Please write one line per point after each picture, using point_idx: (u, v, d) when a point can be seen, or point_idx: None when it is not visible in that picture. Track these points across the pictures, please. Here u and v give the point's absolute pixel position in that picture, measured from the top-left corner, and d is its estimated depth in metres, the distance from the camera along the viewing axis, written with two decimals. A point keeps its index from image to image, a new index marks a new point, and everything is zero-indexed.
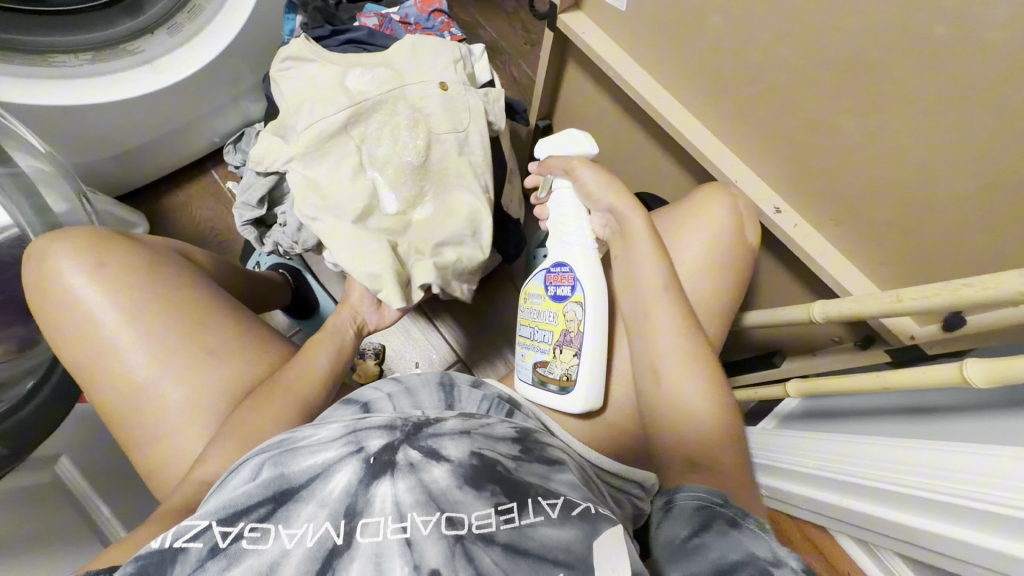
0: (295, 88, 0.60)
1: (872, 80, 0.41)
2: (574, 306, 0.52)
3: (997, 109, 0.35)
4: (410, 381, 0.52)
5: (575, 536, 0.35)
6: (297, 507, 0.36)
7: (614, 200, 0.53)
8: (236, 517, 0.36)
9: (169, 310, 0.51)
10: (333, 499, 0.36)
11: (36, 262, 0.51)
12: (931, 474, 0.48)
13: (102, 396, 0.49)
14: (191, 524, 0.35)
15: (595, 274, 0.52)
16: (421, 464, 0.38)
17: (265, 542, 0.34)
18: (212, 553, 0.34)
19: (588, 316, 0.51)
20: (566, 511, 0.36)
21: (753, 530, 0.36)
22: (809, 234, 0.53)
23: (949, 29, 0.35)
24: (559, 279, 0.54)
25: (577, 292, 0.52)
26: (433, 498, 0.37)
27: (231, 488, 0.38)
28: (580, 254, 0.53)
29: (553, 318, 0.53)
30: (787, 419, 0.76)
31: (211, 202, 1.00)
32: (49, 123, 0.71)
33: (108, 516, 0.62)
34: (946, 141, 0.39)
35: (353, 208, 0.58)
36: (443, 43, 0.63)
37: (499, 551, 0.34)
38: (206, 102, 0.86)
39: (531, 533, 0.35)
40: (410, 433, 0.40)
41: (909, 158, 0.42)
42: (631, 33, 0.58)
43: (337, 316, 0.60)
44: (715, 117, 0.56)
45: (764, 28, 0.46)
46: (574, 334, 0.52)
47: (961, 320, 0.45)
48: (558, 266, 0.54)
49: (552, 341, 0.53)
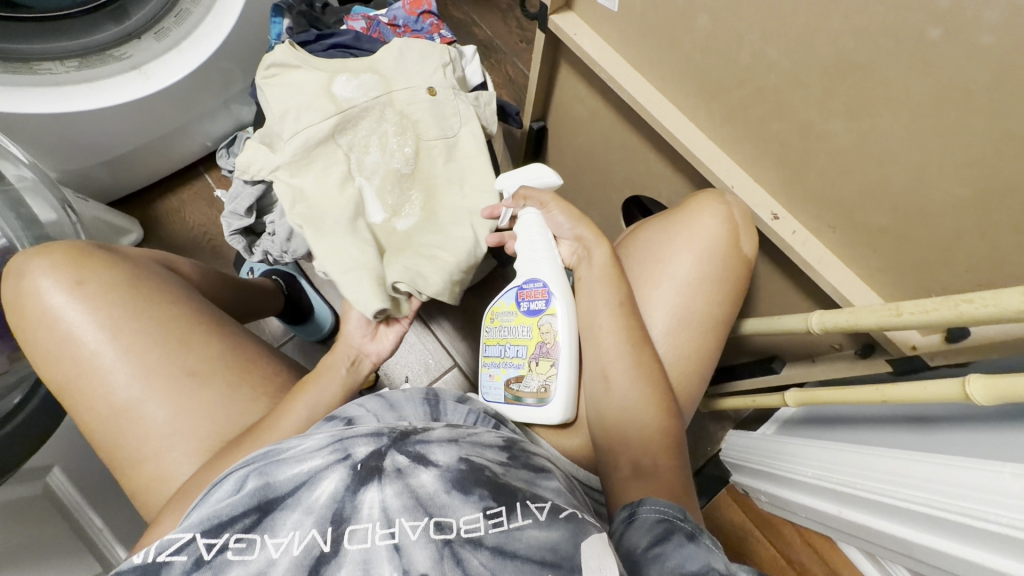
0: (280, 95, 0.58)
1: (864, 82, 0.39)
2: (549, 319, 0.52)
3: (989, 109, 0.34)
4: (395, 397, 0.48)
5: (562, 536, 0.34)
6: (282, 515, 0.35)
7: (581, 227, 0.54)
8: (222, 528, 0.35)
9: (149, 328, 0.50)
10: (319, 507, 0.35)
11: (16, 278, 0.50)
12: (936, 488, 0.46)
13: (85, 414, 0.49)
14: (175, 536, 0.34)
15: (567, 288, 0.53)
16: (408, 469, 0.37)
17: (251, 552, 0.33)
18: (197, 565, 0.33)
19: (564, 326, 0.52)
20: (554, 514, 0.36)
21: (711, 546, 0.35)
22: (807, 240, 0.51)
23: (947, 31, 0.33)
24: (532, 295, 0.54)
25: (552, 305, 0.52)
26: (421, 503, 0.36)
27: (214, 501, 0.37)
28: (551, 269, 0.54)
29: (528, 332, 0.53)
30: (786, 425, 0.74)
31: (205, 207, 0.99)
32: (34, 131, 0.70)
33: (101, 527, 0.63)
34: (940, 142, 0.37)
35: (340, 217, 0.57)
36: (431, 46, 0.62)
37: (487, 554, 0.33)
38: (195, 107, 0.85)
39: (519, 535, 0.34)
40: (397, 439, 0.39)
41: (902, 159, 0.40)
42: (623, 34, 0.57)
43: (333, 355, 0.56)
44: (707, 121, 0.54)
45: (754, 29, 0.44)
46: (551, 346, 0.52)
47: (966, 333, 0.43)
48: (530, 281, 0.54)
49: (527, 354, 0.53)
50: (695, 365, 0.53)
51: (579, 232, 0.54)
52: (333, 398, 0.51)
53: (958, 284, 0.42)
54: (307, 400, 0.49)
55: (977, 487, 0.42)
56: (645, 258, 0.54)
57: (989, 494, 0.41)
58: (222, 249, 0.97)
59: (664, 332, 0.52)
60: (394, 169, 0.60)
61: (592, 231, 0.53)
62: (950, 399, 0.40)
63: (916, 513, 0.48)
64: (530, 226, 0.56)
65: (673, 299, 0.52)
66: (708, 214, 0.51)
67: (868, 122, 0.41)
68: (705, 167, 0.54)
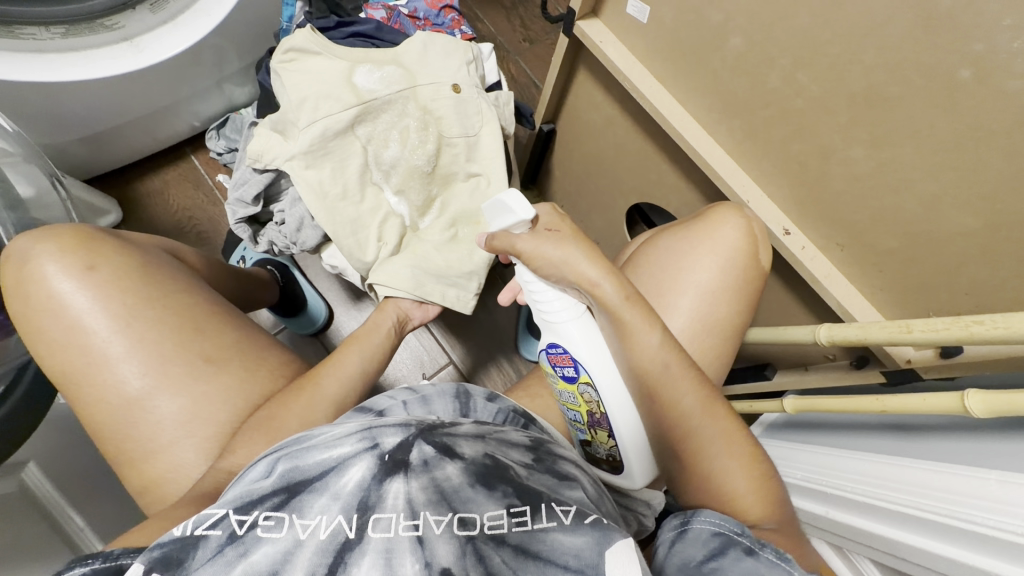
0: (299, 81, 0.58)
1: (889, 115, 0.42)
2: (587, 387, 0.48)
3: (992, 148, 0.37)
4: (425, 390, 0.52)
5: (587, 543, 0.33)
6: (310, 498, 0.34)
7: (567, 265, 0.47)
8: (252, 505, 0.34)
9: (164, 316, 0.49)
10: (346, 493, 0.34)
11: (18, 261, 0.49)
12: (896, 488, 0.48)
13: (91, 405, 0.47)
14: (211, 511, 0.34)
15: (592, 349, 0.47)
16: (434, 461, 0.36)
17: (280, 530, 0.33)
18: (230, 540, 0.32)
19: (605, 394, 0.47)
20: (579, 518, 0.34)
21: (771, 559, 0.35)
22: (815, 256, 0.54)
23: (971, 72, 0.36)
24: (560, 360, 0.49)
25: (584, 374, 0.48)
26: (446, 496, 0.35)
27: (249, 480, 0.37)
28: (567, 330, 0.48)
29: (574, 399, 0.50)
30: (768, 428, 0.77)
31: (190, 190, 0.95)
32: (11, 97, 0.65)
33: (82, 525, 0.58)
34: (940, 163, 0.41)
35: (368, 213, 0.60)
36: (455, 43, 0.62)
37: (510, 552, 0.33)
38: (191, 83, 0.80)
39: (543, 536, 0.33)
40: (425, 429, 0.38)
41: (904, 182, 0.44)
42: (649, 46, 0.58)
43: (381, 313, 0.60)
44: (726, 137, 0.56)
45: (786, 55, 0.46)
46: (600, 416, 0.49)
47: (958, 351, 0.47)
48: (553, 346, 0.49)
49: (584, 422, 0.50)
50: (716, 368, 0.55)
51: (569, 280, 0.47)
52: (380, 352, 0.57)
53: (955, 304, 0.46)
54: (356, 354, 0.55)
55: (959, 492, 0.42)
56: (666, 267, 0.55)
57: (960, 495, 0.42)
58: (208, 235, 0.93)
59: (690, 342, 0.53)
60: (413, 165, 0.60)
61: (596, 268, 0.46)
62: (950, 412, 0.42)
63: (881, 511, 0.49)
64: (529, 284, 0.48)
65: (695, 306, 0.53)
66: (730, 226, 0.53)
67: (889, 152, 0.43)
68: (722, 181, 0.56)
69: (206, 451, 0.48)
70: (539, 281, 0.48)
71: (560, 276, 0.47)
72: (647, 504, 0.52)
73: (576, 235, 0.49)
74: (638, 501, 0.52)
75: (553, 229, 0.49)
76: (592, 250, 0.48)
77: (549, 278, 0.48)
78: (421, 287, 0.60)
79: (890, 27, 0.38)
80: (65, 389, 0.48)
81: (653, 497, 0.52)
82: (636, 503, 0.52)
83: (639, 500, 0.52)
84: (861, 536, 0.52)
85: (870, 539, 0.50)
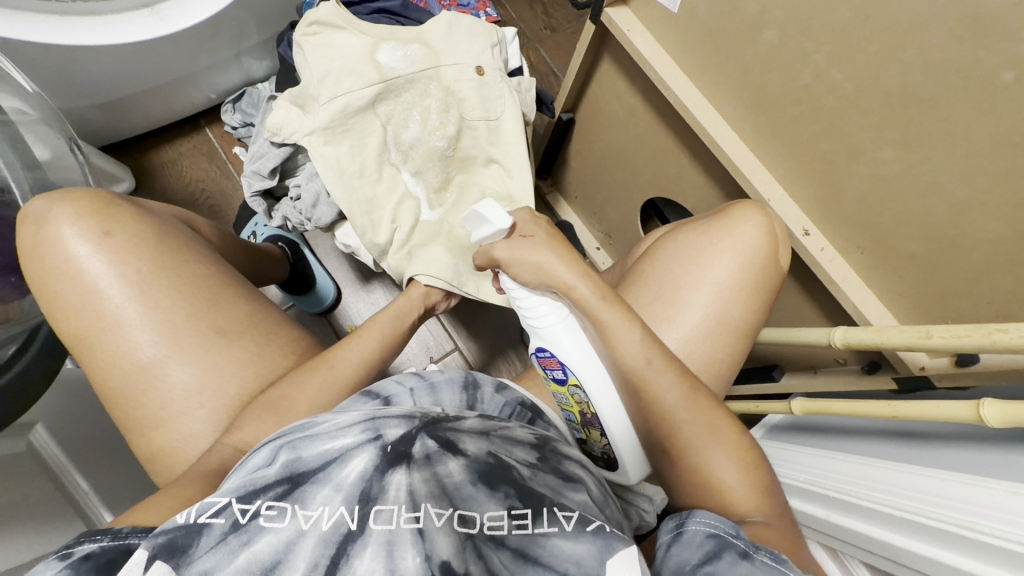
0: (322, 55, 0.58)
1: (925, 118, 0.41)
2: (576, 390, 0.47)
3: None
4: (432, 376, 0.52)
5: (588, 551, 0.32)
6: (312, 489, 0.34)
7: (550, 267, 0.47)
8: (255, 495, 0.34)
9: (179, 286, 0.49)
10: (348, 484, 0.34)
11: (34, 223, 0.49)
12: (897, 494, 0.47)
13: (102, 371, 0.48)
14: (214, 500, 0.34)
15: (581, 353, 0.46)
16: (436, 456, 0.36)
17: (283, 520, 0.32)
18: (234, 528, 0.32)
19: (594, 396, 0.46)
20: (581, 525, 0.33)
21: (767, 562, 0.35)
22: (833, 258, 0.54)
23: (1015, 77, 0.35)
24: (548, 363, 0.48)
25: (572, 375, 0.47)
26: (447, 492, 0.35)
27: (252, 467, 0.37)
28: (557, 335, 0.47)
29: (565, 400, 0.50)
30: (772, 430, 0.77)
31: (204, 162, 0.94)
32: (32, 59, 0.65)
33: (87, 490, 0.57)
34: (973, 165, 0.40)
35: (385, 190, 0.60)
36: (479, 23, 0.62)
37: (509, 554, 0.32)
38: (209, 53, 0.79)
39: (544, 542, 0.33)
40: (430, 423, 0.39)
41: (935, 183, 0.43)
42: (677, 35, 0.57)
43: (406, 296, 0.60)
44: (752, 134, 0.55)
45: (821, 50, 0.45)
46: (591, 417, 0.48)
47: (974, 359, 0.48)
48: (540, 350, 0.48)
49: (578, 422, 0.50)
50: (727, 367, 0.55)
51: (546, 285, 0.48)
52: (389, 329, 0.56)
53: (979, 313, 0.45)
54: (365, 331, 0.55)
55: (966, 499, 0.41)
56: (684, 262, 0.54)
57: (967, 505, 0.41)
58: (221, 208, 0.93)
59: (704, 335, 0.53)
60: (432, 147, 0.61)
61: (569, 278, 0.47)
62: (960, 420, 0.41)
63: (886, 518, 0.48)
64: (512, 291, 0.49)
65: (712, 302, 0.53)
66: (751, 223, 0.53)
67: (923, 157, 0.42)
68: (745, 178, 0.56)
69: (214, 423, 0.48)
70: (521, 288, 0.48)
71: (539, 281, 0.48)
72: (646, 499, 0.51)
73: (552, 244, 0.49)
74: (638, 495, 0.51)
75: (528, 235, 0.50)
76: (573, 260, 0.48)
77: (529, 284, 0.48)
78: (458, 277, 0.61)
79: (931, 24, 0.38)
80: (77, 354, 0.48)
81: (656, 494, 0.52)
82: (637, 497, 0.51)
83: (640, 494, 0.51)
84: (861, 540, 0.51)
85: (870, 544, 0.50)
